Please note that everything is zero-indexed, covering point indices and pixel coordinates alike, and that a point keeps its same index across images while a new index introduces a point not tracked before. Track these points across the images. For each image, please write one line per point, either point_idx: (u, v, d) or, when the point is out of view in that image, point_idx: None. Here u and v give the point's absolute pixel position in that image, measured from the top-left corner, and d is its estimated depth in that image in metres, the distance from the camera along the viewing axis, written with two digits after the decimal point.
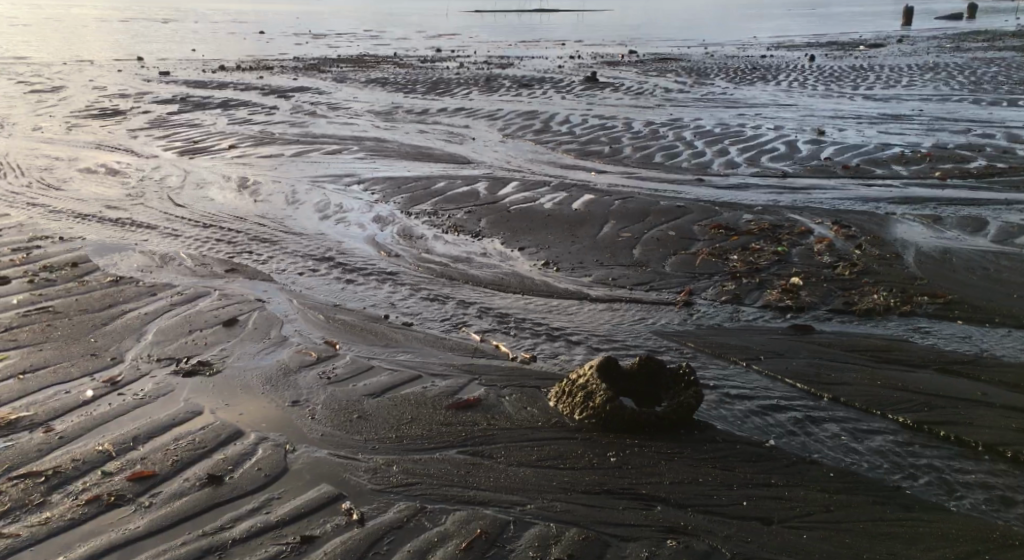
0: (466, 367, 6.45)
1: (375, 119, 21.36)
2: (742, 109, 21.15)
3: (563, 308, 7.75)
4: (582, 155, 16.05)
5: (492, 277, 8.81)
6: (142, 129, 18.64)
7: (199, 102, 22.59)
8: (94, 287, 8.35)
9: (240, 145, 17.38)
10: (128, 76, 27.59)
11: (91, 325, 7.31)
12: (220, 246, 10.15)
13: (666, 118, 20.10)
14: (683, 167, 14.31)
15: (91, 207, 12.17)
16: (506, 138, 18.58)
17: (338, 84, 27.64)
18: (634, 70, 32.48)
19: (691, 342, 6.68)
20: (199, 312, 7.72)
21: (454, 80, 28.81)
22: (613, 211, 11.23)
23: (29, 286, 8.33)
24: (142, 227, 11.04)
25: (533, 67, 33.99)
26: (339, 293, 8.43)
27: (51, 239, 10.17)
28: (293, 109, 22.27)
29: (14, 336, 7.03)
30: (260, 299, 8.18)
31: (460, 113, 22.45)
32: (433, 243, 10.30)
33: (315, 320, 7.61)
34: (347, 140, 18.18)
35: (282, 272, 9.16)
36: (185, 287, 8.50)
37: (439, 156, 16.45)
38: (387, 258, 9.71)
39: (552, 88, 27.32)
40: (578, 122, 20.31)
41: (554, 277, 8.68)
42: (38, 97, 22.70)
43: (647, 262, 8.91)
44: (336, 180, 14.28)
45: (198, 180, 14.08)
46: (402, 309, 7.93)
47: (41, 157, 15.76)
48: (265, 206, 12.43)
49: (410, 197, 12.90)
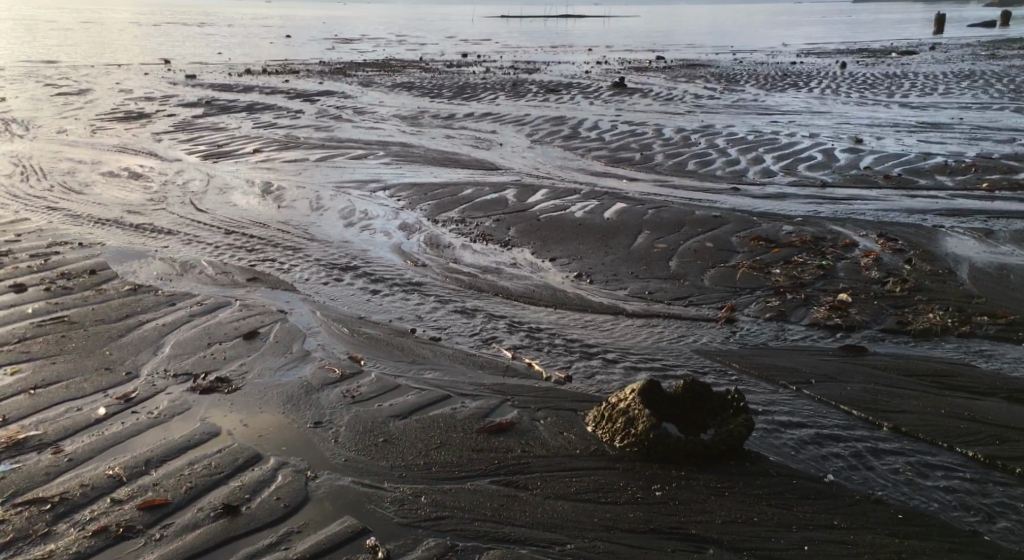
0: (498, 386, 6.10)
1: (401, 124, 21.13)
2: (776, 116, 20.66)
3: (597, 324, 7.37)
4: (612, 162, 15.67)
5: (522, 289, 8.45)
6: (167, 133, 18.53)
7: (224, 106, 22.51)
8: (111, 296, 8.14)
9: (265, 149, 17.20)
10: (155, 79, 27.64)
11: (107, 337, 7.09)
12: (242, 253, 9.91)
13: (697, 125, 19.67)
14: (717, 175, 13.89)
15: (112, 212, 11.99)
16: (534, 144, 18.25)
17: (363, 88, 27.48)
18: (662, 76, 32.05)
19: (737, 361, 6.27)
20: (219, 324, 7.45)
21: (480, 84, 28.56)
22: (647, 221, 10.85)
23: (46, 294, 8.14)
24: (163, 233, 10.83)
25: (560, 72, 33.68)
26: (364, 305, 8.11)
27: (70, 245, 9.99)
28: (318, 114, 22.10)
29: (27, 347, 6.82)
30: (282, 310, 7.90)
31: (487, 118, 22.16)
32: (461, 252, 9.97)
33: (338, 333, 7.31)
34: (373, 145, 17.94)
35: (305, 281, 8.87)
36: (205, 296, 8.25)
37: (466, 162, 16.16)
38: (413, 268, 9.39)
39: (579, 93, 26.95)
40: (607, 128, 19.94)
41: (587, 290, 8.30)
42: (65, 99, 22.73)
43: (685, 275, 8.51)
44: (361, 186, 14.03)
45: (222, 185, 13.88)
46: (429, 322, 7.58)
47: (65, 160, 15.67)
48: (288, 212, 12.18)
49: (437, 204, 12.61)
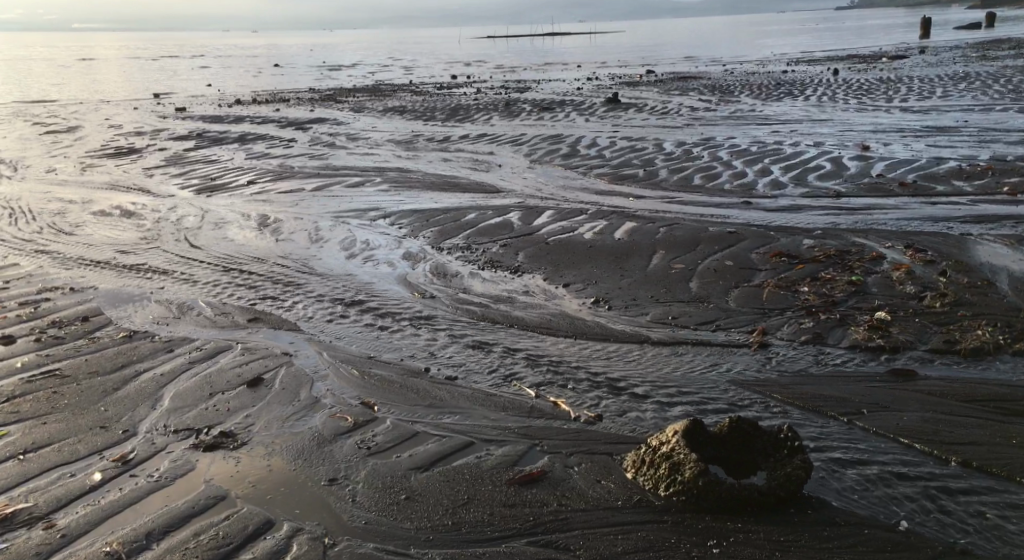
0: (524, 429, 5.67)
1: (396, 148, 20.79)
2: (777, 126, 20.37)
3: (622, 355, 6.94)
4: (616, 179, 15.30)
5: (538, 319, 8.03)
6: (159, 168, 18.15)
7: (216, 138, 22.16)
8: (105, 345, 7.71)
9: (259, 180, 16.79)
10: (145, 113, 27.30)
11: (102, 391, 6.65)
12: (241, 292, 9.49)
13: (697, 138, 19.35)
14: (725, 189, 13.52)
15: (104, 252, 11.56)
16: (534, 164, 17.89)
17: (356, 114, 27.17)
18: (655, 90, 31.83)
19: (779, 392, 5.85)
20: (220, 372, 7.02)
21: (473, 105, 28.29)
22: (660, 239, 10.46)
23: (36, 345, 7.71)
24: (158, 273, 10.41)
25: (552, 90, 33.49)
26: (373, 343, 7.69)
27: (61, 291, 9.57)
28: (312, 142, 21.75)
29: (16, 405, 6.39)
30: (287, 353, 7.47)
31: (483, 139, 21.83)
32: (470, 281, 9.56)
33: (348, 376, 6.89)
34: (370, 171, 17.59)
35: (309, 320, 8.44)
36: (205, 341, 7.82)
37: (466, 185, 15.78)
38: (421, 301, 8.97)
39: (574, 111, 26.68)
40: (606, 144, 19.60)
41: (606, 318, 7.88)
42: (53, 138, 22.37)
43: (708, 297, 8.10)
44: (361, 214, 13.63)
45: (217, 219, 13.47)
46: (443, 361, 7.15)
47: (54, 200, 15.26)
48: (286, 246, 11.76)
49: (440, 230, 12.22)
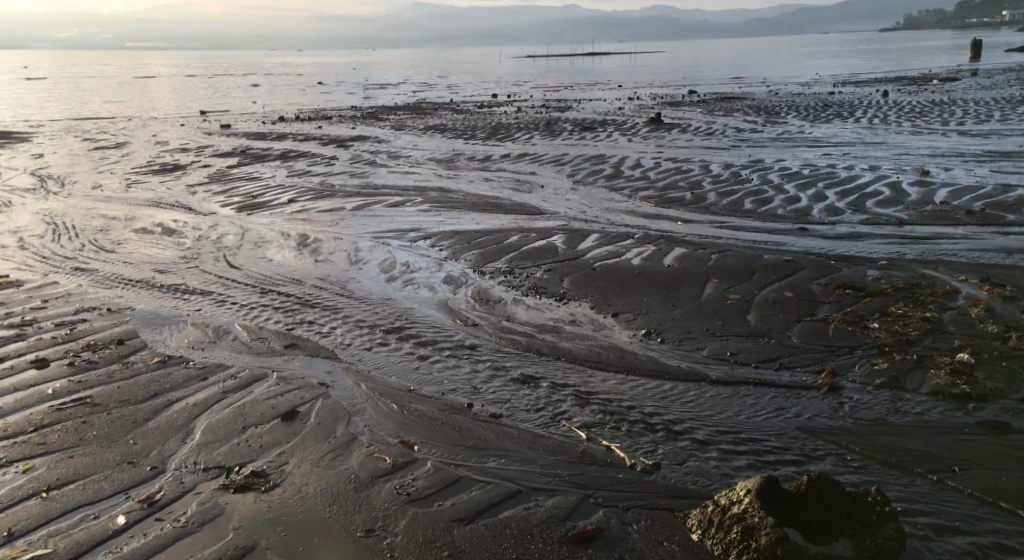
0: (575, 477, 5.26)
1: (437, 167, 20.55)
2: (828, 148, 19.74)
3: (679, 394, 6.47)
4: (663, 202, 14.85)
5: (587, 352, 7.59)
6: (201, 185, 18.10)
7: (258, 155, 22.14)
8: (137, 371, 7.46)
9: (300, 198, 16.62)
10: (189, 130, 27.48)
11: (133, 421, 6.38)
12: (278, 316, 9.20)
13: (745, 160, 18.81)
14: (779, 214, 13.00)
15: (143, 272, 11.40)
16: (577, 185, 17.50)
17: (396, 133, 27.05)
18: (699, 110, 31.27)
19: (855, 444, 5.38)
20: (255, 403, 6.70)
21: (514, 124, 28.01)
22: (712, 267, 9.98)
23: (69, 370, 7.49)
24: (195, 295, 10.19)
25: (594, 110, 33.10)
26: (414, 375, 7.33)
27: (98, 311, 9.40)
28: (352, 160, 21.61)
29: (43, 436, 6.15)
30: (323, 383, 7.12)
31: (524, 159, 21.50)
32: (513, 308, 9.17)
33: (386, 411, 6.52)
34: (410, 190, 17.33)
35: (346, 347, 8.10)
36: (239, 368, 7.52)
37: (508, 206, 15.44)
38: (463, 329, 8.58)
39: (617, 130, 26.26)
40: (651, 165, 19.13)
41: (659, 352, 7.42)
42: (100, 154, 22.55)
43: (768, 331, 7.60)
44: (401, 235, 13.35)
45: (257, 239, 13.28)
46: (486, 397, 6.73)
47: (97, 217, 15.24)
48: (325, 267, 11.49)
49: (482, 253, 11.88)
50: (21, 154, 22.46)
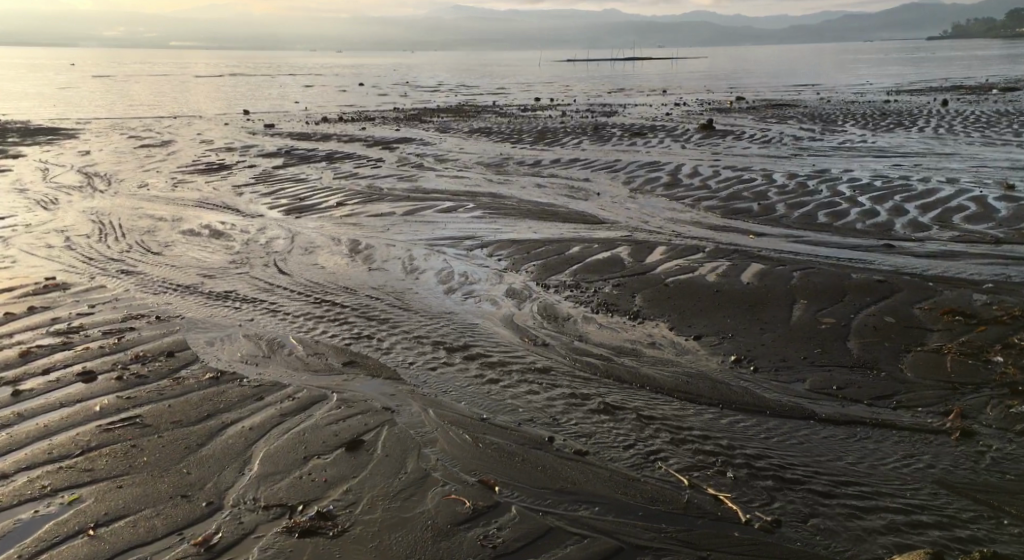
0: (682, 533, 4.90)
1: (486, 172, 19.98)
2: (897, 159, 18.81)
3: (786, 433, 5.82)
4: (730, 212, 14.12)
5: (672, 380, 6.93)
6: (248, 186, 17.73)
7: (305, 155, 21.76)
8: (189, 389, 6.98)
9: (349, 202, 16.15)
10: (235, 129, 27.23)
11: (185, 447, 5.95)
12: (332, 328, 8.67)
13: (809, 170, 17.94)
14: (859, 227, 12.23)
15: (190, 276, 10.97)
16: (635, 193, 16.80)
17: (442, 135, 26.53)
18: (750, 117, 30.31)
19: (1010, 506, 4.95)
20: (316, 429, 6.21)
21: (561, 129, 27.39)
22: (798, 285, 9.21)
23: (117, 385, 7.02)
24: (246, 303, 9.72)
25: (641, 115, 32.32)
26: (485, 400, 6.76)
27: (146, 319, 8.99)
28: (399, 162, 21.14)
29: (91, 461, 5.76)
30: (388, 409, 6.58)
31: (575, 164, 20.85)
32: (584, 327, 8.54)
33: (459, 443, 5.96)
34: (460, 195, 16.78)
35: (408, 367, 7.53)
36: (296, 389, 7.00)
37: (564, 214, 14.80)
38: (533, 349, 7.96)
39: (668, 136, 25.50)
40: (710, 174, 18.34)
41: (753, 382, 6.74)
42: (147, 152, 22.35)
43: (875, 362, 6.85)
44: (455, 243, 12.79)
45: (307, 243, 12.80)
46: (567, 429, 6.13)
47: (145, 217, 14.90)
48: (378, 276, 10.95)
49: (543, 264, 11.27)
50: (68, 151, 22.35)
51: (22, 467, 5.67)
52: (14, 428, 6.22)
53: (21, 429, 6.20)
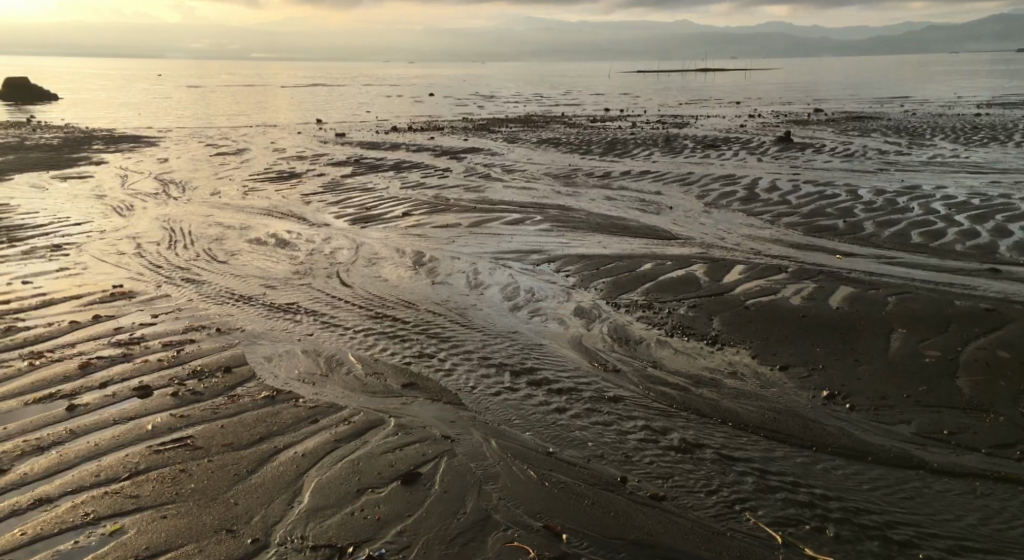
0: None
1: (555, 183, 19.52)
2: (993, 176, 17.67)
3: (894, 484, 5.42)
4: (813, 229, 13.34)
5: (758, 415, 6.30)
6: (316, 194, 17.64)
7: (374, 165, 21.64)
8: (244, 408, 6.67)
9: (415, 212, 15.88)
10: (307, 138, 27.40)
11: (233, 474, 5.64)
12: (393, 345, 8.30)
13: (897, 186, 16.93)
14: (957, 248, 11.36)
15: (252, 287, 10.78)
16: (709, 207, 16.11)
17: (510, 146, 26.19)
18: (831, 131, 29.12)
19: None
20: (372, 457, 5.84)
21: (632, 140, 26.75)
22: (894, 312, 8.44)
23: (171, 402, 6.76)
24: (307, 316, 9.46)
25: (714, 127, 31.41)
26: (552, 430, 6.28)
27: (207, 331, 8.76)
28: (466, 172, 20.85)
29: (137, 486, 5.50)
30: (447, 437, 6.16)
31: (647, 177, 20.22)
32: (659, 352, 7.97)
33: (523, 481, 5.50)
34: (528, 207, 16.34)
35: (470, 392, 7.07)
36: (353, 411, 6.62)
37: (636, 228, 14.24)
38: (603, 375, 7.42)
39: (743, 149, 24.63)
40: (789, 189, 17.47)
41: (851, 422, 6.14)
42: (221, 160, 22.59)
43: (990, 405, 6.24)
44: (522, 257, 12.34)
45: (371, 255, 12.53)
46: (642, 468, 5.61)
47: (214, 225, 14.89)
48: (441, 290, 10.57)
49: (614, 281, 10.72)
50: (147, 158, 22.72)
51: (68, 490, 5.44)
52: (63, 446, 5.99)
53: (71, 447, 5.97)
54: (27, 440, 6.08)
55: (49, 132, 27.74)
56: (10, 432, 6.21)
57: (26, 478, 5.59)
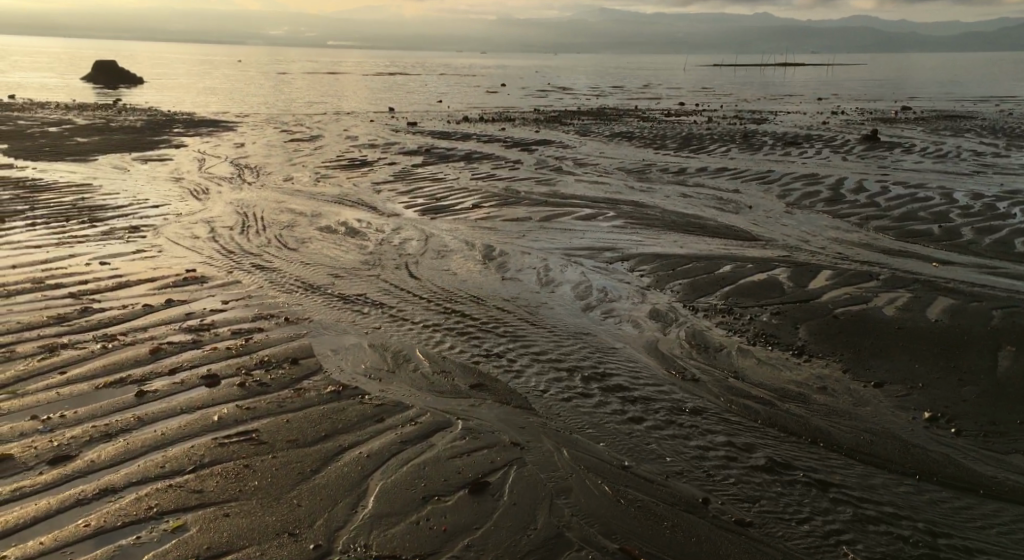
0: None
1: (628, 178, 19.04)
2: None
3: (1010, 523, 4.99)
4: (904, 234, 12.63)
5: (852, 436, 5.87)
6: (387, 183, 17.57)
7: (444, 155, 21.49)
8: (310, 403, 6.51)
9: (485, 204, 15.64)
10: (379, 126, 27.45)
11: (298, 473, 5.49)
12: (460, 343, 8.06)
13: (996, 191, 15.94)
14: None
15: (321, 276, 10.69)
16: (791, 208, 15.46)
17: (582, 138, 25.76)
18: (919, 129, 27.84)
19: None
20: (439, 462, 5.61)
21: (708, 135, 26.01)
22: (1000, 327, 7.87)
23: (238, 393, 6.64)
24: (374, 307, 9.30)
25: (794, 123, 30.37)
26: (626, 442, 5.94)
27: (276, 320, 8.67)
28: (538, 165, 20.52)
29: (201, 481, 5.38)
30: (517, 445, 5.90)
31: (724, 173, 19.57)
32: (741, 360, 7.54)
33: (598, 496, 5.21)
34: (601, 202, 15.94)
35: (540, 396, 6.77)
36: (419, 412, 6.40)
37: (714, 228, 13.71)
38: (680, 383, 7.04)
39: (826, 147, 23.68)
40: (878, 190, 16.63)
41: (958, 449, 5.68)
42: (296, 146, 22.75)
43: None
44: (595, 254, 11.99)
45: (440, 247, 12.33)
46: (725, 489, 5.25)
47: (286, 211, 14.91)
48: (511, 287, 10.28)
49: (691, 283, 10.28)
50: (225, 143, 23.07)
51: (133, 481, 5.36)
52: (131, 434, 5.91)
53: (138, 436, 5.88)
54: (95, 425, 6.02)
55: (132, 114, 28.48)
56: (79, 416, 6.15)
57: (93, 466, 5.52)
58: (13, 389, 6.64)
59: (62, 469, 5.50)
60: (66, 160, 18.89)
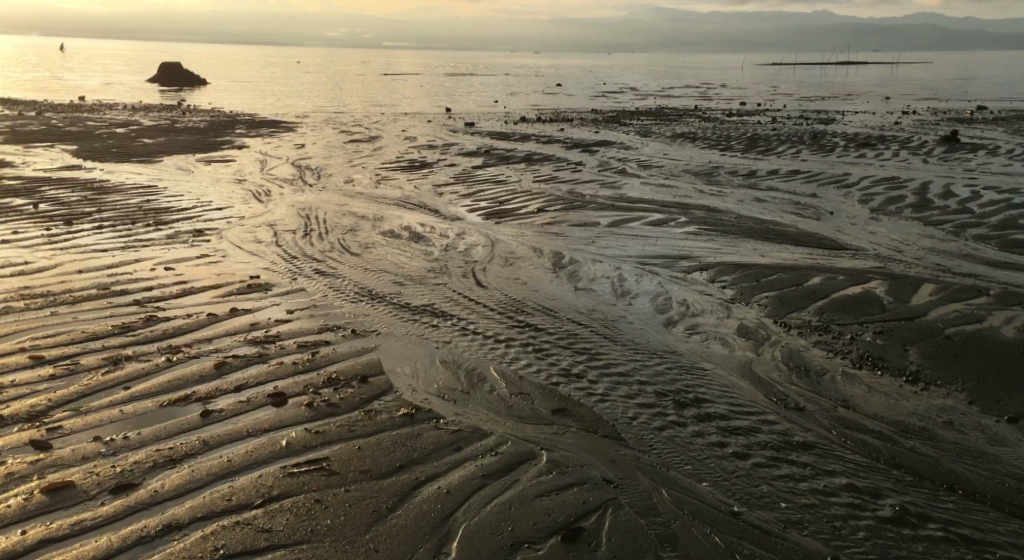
0: None
1: (696, 181, 18.28)
2: None
3: None
4: (1007, 244, 11.73)
5: (993, 485, 5.33)
6: (448, 186, 17.13)
7: (504, 156, 20.99)
8: (383, 427, 6.04)
9: (550, 208, 15.07)
10: (437, 127, 27.08)
11: (374, 510, 5.09)
12: (536, 360, 7.51)
13: None
14: None
15: (386, 284, 10.26)
16: (875, 214, 14.58)
17: (644, 139, 25.03)
18: (1000, 130, 26.40)
19: None
20: (526, 501, 5.16)
21: (776, 135, 25.06)
22: None
23: (306, 414, 6.19)
24: (441, 319, 8.81)
25: (864, 123, 29.15)
26: (732, 480, 5.38)
27: (341, 332, 8.22)
28: (601, 167, 19.89)
29: (270, 518, 5.01)
30: (610, 481, 5.39)
31: (797, 176, 18.68)
32: (849, 386, 6.86)
33: (709, 551, 4.80)
34: (671, 207, 15.22)
35: (629, 423, 6.20)
36: (500, 439, 5.90)
37: (795, 235, 12.94)
38: (783, 411, 6.40)
39: (904, 148, 22.57)
40: (969, 195, 15.58)
41: None
42: (355, 147, 22.51)
43: None
44: (671, 263, 11.35)
45: (507, 253, 11.81)
46: (852, 547, 4.82)
47: (347, 214, 14.57)
48: (585, 298, 9.71)
49: (779, 295, 9.56)
50: (285, 144, 22.95)
51: (198, 516, 5.00)
52: (195, 460, 5.51)
53: (202, 463, 5.48)
54: (158, 449, 5.64)
55: (194, 115, 28.62)
56: (142, 438, 5.79)
57: (157, 497, 5.15)
58: (75, 405, 6.31)
59: (124, 500, 5.14)
60: (131, 161, 18.87)
